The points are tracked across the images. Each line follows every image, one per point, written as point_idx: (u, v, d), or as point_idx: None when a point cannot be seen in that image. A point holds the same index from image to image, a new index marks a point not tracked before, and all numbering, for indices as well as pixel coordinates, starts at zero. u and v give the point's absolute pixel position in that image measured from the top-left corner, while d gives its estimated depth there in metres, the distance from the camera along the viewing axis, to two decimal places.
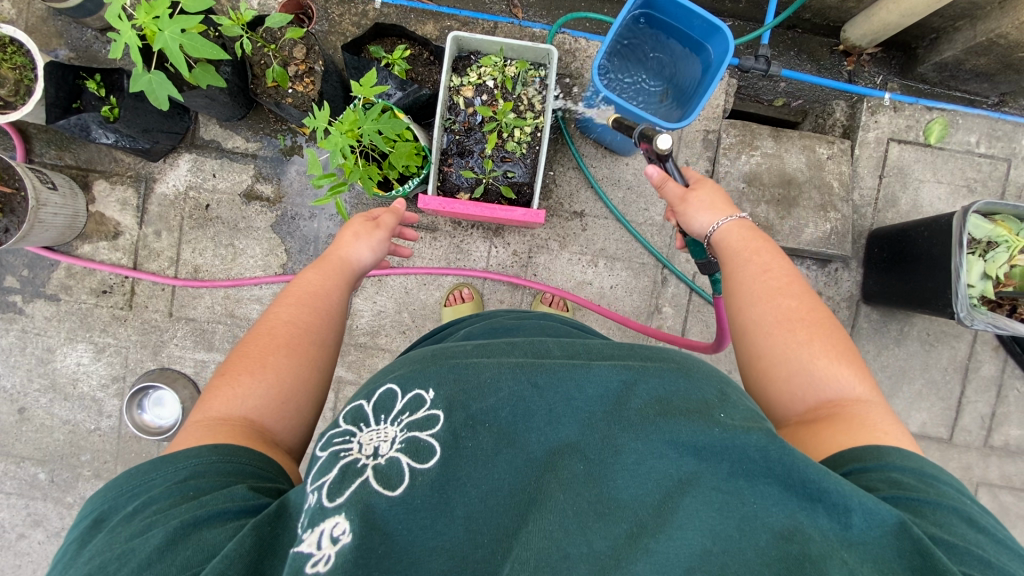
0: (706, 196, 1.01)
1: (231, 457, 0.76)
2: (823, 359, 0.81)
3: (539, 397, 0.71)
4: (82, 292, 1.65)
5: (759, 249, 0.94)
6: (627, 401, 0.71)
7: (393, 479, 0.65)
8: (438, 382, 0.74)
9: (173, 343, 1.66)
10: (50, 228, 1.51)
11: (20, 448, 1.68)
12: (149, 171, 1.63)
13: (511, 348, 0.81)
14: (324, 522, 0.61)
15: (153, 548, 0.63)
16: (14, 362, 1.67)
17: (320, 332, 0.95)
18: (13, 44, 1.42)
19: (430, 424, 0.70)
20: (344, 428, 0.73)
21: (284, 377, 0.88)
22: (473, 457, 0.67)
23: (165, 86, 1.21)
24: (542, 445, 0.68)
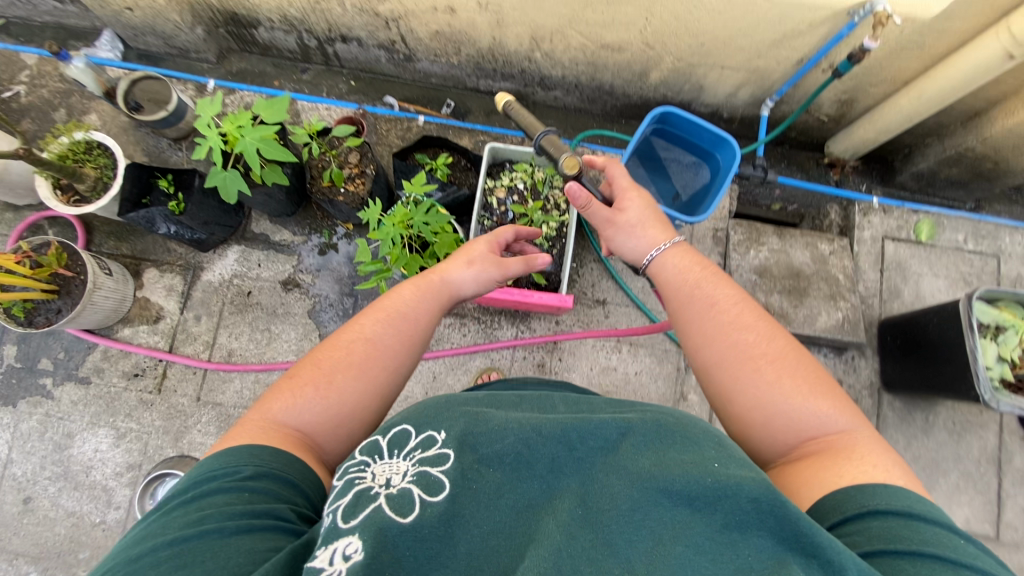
0: (634, 211, 1.07)
1: (285, 467, 0.80)
2: (792, 391, 0.84)
3: (544, 446, 0.76)
4: (114, 375, 1.67)
5: (700, 280, 1.00)
6: (625, 450, 0.76)
7: (405, 508, 0.70)
8: (450, 425, 0.80)
9: (197, 428, 1.64)
10: (98, 312, 1.58)
11: (15, 544, 1.58)
12: (197, 261, 1.74)
13: (515, 402, 0.89)
14: (338, 540, 0.67)
15: (209, 553, 0.66)
16: (32, 448, 1.63)
17: (387, 358, 0.96)
18: (99, 148, 1.60)
19: (440, 462, 0.75)
20: (360, 459, 0.80)
21: (340, 396, 0.90)
22: (473, 503, 0.72)
23: (237, 182, 1.36)
24: (531, 495, 0.73)
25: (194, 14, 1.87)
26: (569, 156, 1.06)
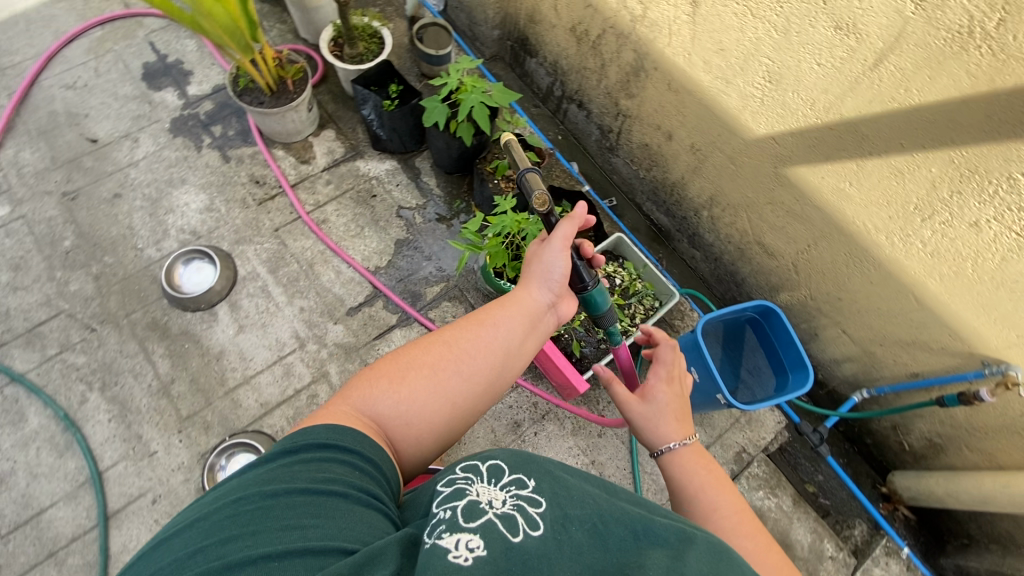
0: (656, 407, 1.12)
1: (359, 446, 0.84)
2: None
3: (615, 526, 0.69)
4: (244, 170, 1.96)
5: (712, 482, 0.99)
6: (684, 557, 0.65)
7: (513, 529, 0.68)
8: (539, 477, 0.77)
9: (255, 247, 1.85)
10: (279, 125, 1.90)
11: (82, 215, 1.86)
12: (362, 149, 2.04)
13: (584, 473, 0.83)
14: (461, 531, 0.67)
15: (332, 505, 0.71)
16: (157, 170, 1.94)
17: (468, 367, 1.01)
18: (378, 41, 2.01)
19: (535, 503, 0.72)
20: (461, 474, 0.79)
21: (416, 397, 0.96)
22: (558, 548, 0.66)
23: (440, 115, 1.64)
24: (607, 563, 0.65)
25: (504, 18, 2.36)
26: (542, 196, 1.09)
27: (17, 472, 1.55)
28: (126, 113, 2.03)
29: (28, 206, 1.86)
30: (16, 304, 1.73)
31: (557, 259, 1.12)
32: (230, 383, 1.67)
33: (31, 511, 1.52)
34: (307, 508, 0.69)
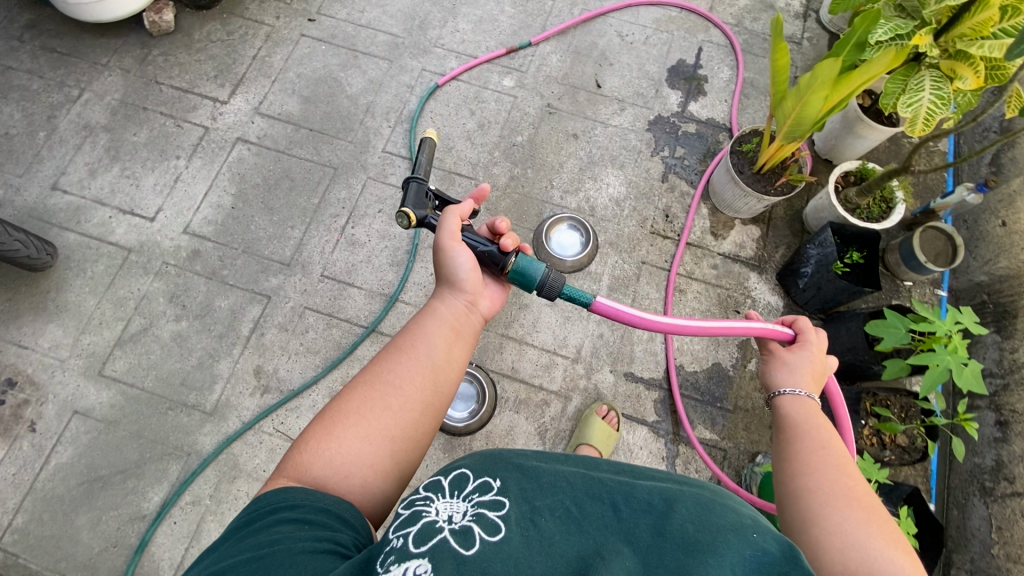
0: (801, 359, 1.17)
1: (295, 496, 0.86)
2: (861, 524, 0.84)
3: (585, 500, 0.80)
4: (667, 197, 1.98)
5: (825, 426, 1.04)
6: (664, 522, 0.77)
7: (467, 541, 0.74)
8: (506, 475, 0.86)
9: (617, 259, 1.90)
10: (733, 196, 1.84)
11: (544, 127, 2.07)
12: (766, 267, 1.89)
13: (561, 458, 0.94)
14: (410, 559, 0.72)
15: (276, 559, 0.73)
16: (614, 141, 2.06)
17: (393, 401, 1.04)
18: (886, 207, 1.76)
19: (496, 507, 0.80)
20: (425, 493, 0.86)
21: (349, 443, 0.98)
22: (524, 541, 0.74)
23: (893, 337, 1.41)
24: (582, 537, 0.75)
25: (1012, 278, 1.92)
26: (405, 211, 1.11)
27: (363, 246, 1.88)
28: (637, 82, 2.15)
29: (523, 92, 2.12)
30: (459, 147, 2.03)
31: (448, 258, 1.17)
32: (509, 332, 1.80)
33: (345, 278, 1.84)
34: (267, 564, 0.72)
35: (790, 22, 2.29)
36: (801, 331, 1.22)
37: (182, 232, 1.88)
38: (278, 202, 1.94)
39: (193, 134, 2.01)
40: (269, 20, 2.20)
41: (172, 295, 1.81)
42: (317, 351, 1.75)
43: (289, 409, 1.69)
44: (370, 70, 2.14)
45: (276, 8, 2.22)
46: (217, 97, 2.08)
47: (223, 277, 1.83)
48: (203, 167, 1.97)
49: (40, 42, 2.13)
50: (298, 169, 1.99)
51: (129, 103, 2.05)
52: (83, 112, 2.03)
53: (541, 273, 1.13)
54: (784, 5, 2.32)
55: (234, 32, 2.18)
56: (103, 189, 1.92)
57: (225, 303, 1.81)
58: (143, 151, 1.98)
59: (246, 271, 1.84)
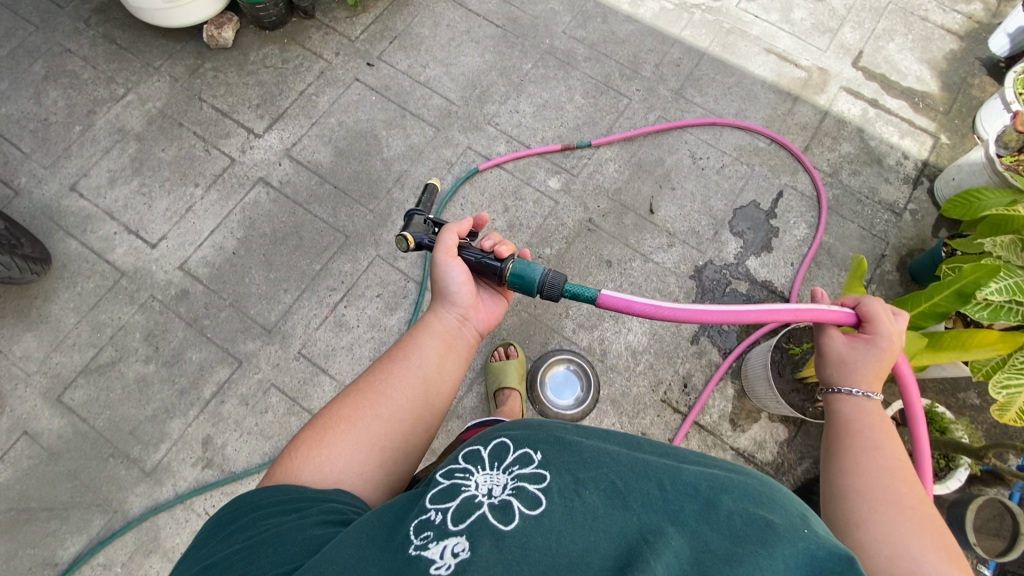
0: (861, 353, 1.03)
1: (284, 490, 0.80)
2: (912, 532, 0.78)
3: (635, 474, 0.66)
4: (691, 362, 1.74)
5: (886, 430, 0.94)
6: (720, 506, 0.63)
7: (507, 516, 0.63)
8: (546, 446, 0.71)
9: (615, 421, 1.68)
10: (763, 390, 1.57)
11: (579, 245, 1.88)
12: (782, 479, 1.62)
13: (601, 437, 0.78)
14: (449, 537, 0.62)
15: (269, 541, 0.68)
16: (650, 281, 1.83)
17: (386, 409, 1.03)
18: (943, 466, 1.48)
19: (537, 480, 0.67)
20: (461, 464, 0.73)
21: (340, 449, 0.96)
22: (568, 515, 0.62)
23: None
24: (629, 520, 0.61)
25: None
26: (403, 237, 1.17)
27: (349, 330, 1.76)
28: (695, 216, 1.92)
29: (566, 198, 1.93)
30: None
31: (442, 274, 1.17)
32: None
33: (321, 362, 1.72)
34: (258, 552, 0.67)
35: (895, 185, 1.97)
36: (865, 310, 1.06)
37: (177, 267, 1.81)
38: (280, 259, 1.83)
39: (217, 163, 1.93)
40: (327, 55, 2.09)
41: (148, 333, 1.74)
42: (269, 435, 1.64)
43: (223, 493, 1.59)
44: (413, 135, 1.99)
45: (339, 44, 2.11)
46: (252, 128, 1.99)
47: (203, 327, 1.75)
48: (218, 202, 1.89)
49: (103, 29, 2.10)
50: (310, 227, 1.87)
51: (167, 115, 1.99)
52: (122, 114, 1.99)
53: (541, 276, 1.13)
54: (894, 162, 2.00)
55: (289, 61, 2.08)
56: (116, 201, 1.88)
57: (196, 356, 1.73)
58: (165, 170, 1.92)
59: (226, 327, 1.75)
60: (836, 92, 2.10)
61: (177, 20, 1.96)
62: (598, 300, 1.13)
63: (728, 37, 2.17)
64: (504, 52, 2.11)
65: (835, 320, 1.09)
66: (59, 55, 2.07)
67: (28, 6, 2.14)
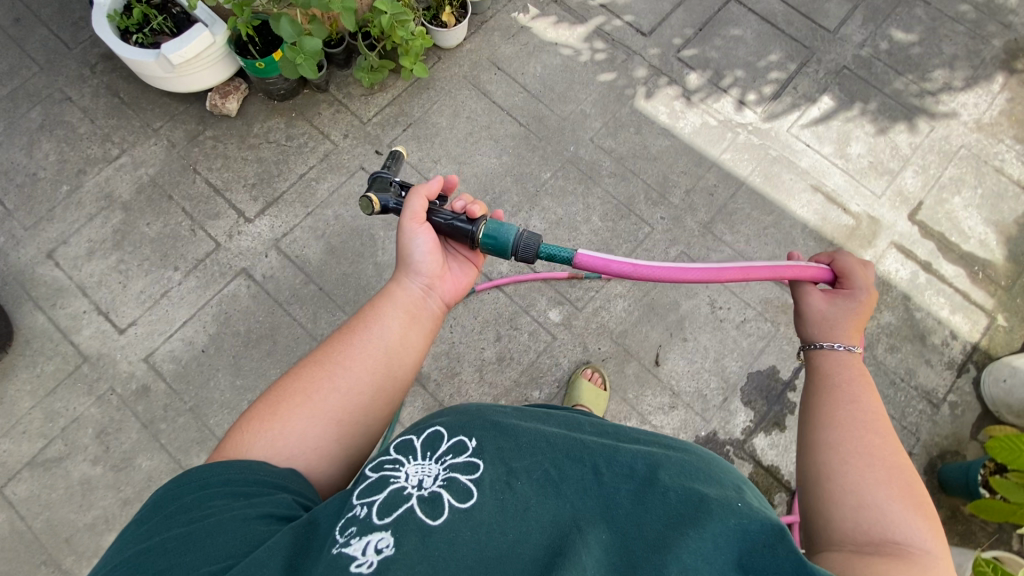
0: (840, 308, 1.03)
1: (236, 472, 0.77)
2: (878, 486, 0.78)
3: (569, 466, 0.72)
4: None
5: (865, 386, 0.92)
6: (651, 481, 0.70)
7: (435, 511, 0.67)
8: (482, 433, 0.76)
9: None
10: None
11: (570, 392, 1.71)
12: None
13: (541, 418, 0.84)
14: (372, 533, 0.65)
15: (209, 530, 0.67)
16: None
17: (345, 380, 0.93)
18: None
19: (470, 469, 0.72)
20: (391, 457, 0.77)
21: (297, 425, 0.88)
22: (500, 507, 0.68)
23: None
24: (559, 511, 0.67)
25: None
26: (368, 197, 1.05)
27: None
28: (704, 376, 1.73)
29: (565, 334, 1.77)
30: (464, 376, 1.72)
31: (409, 240, 1.06)
32: None
33: None
34: (202, 537, 0.66)
35: (936, 369, 1.75)
36: (843, 273, 1.08)
37: (141, 359, 1.71)
38: (248, 364, 1.71)
39: (201, 247, 1.82)
40: (335, 136, 1.95)
41: (101, 431, 1.64)
42: None
43: None
44: None
45: (348, 125, 1.97)
46: (243, 210, 1.86)
47: (157, 432, 1.65)
48: (194, 292, 1.77)
49: (107, 79, 2.00)
50: (285, 333, 1.74)
51: (157, 185, 1.88)
52: (112, 178, 1.88)
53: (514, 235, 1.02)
54: (939, 341, 1.78)
55: (294, 138, 1.94)
56: (90, 276, 1.77)
57: (145, 464, 1.62)
58: (146, 247, 1.81)
59: (182, 435, 1.65)
60: (886, 248, 1.87)
61: (181, 87, 1.83)
62: (576, 261, 1.06)
63: (772, 167, 1.96)
64: (523, 157, 1.96)
65: (811, 277, 1.10)
66: (59, 102, 1.97)
67: (36, 44, 2.05)
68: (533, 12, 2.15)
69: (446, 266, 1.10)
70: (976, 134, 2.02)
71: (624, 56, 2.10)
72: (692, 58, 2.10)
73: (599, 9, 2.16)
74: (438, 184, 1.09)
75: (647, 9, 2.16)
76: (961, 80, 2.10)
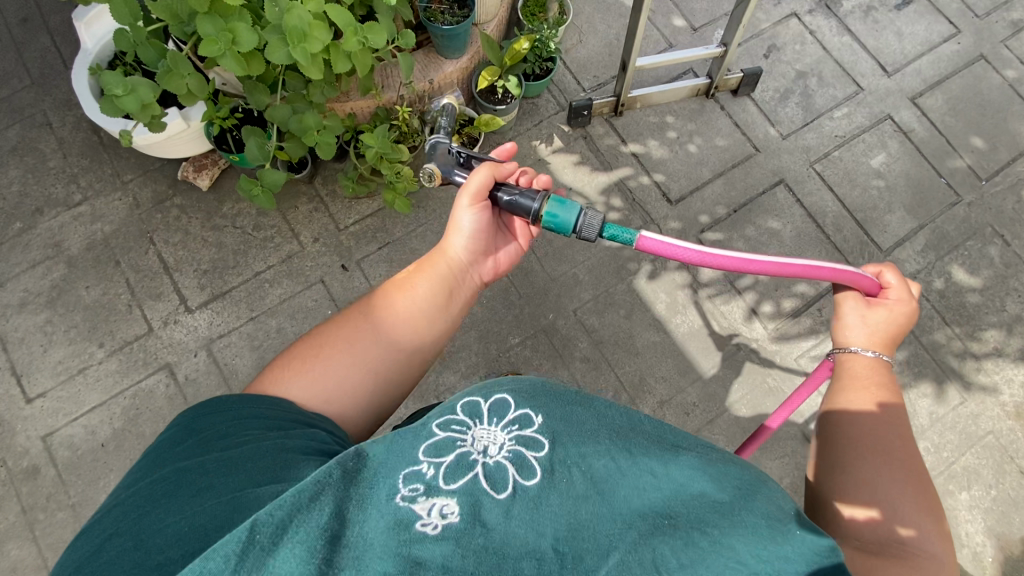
0: (881, 315, 1.04)
1: (278, 407, 0.81)
2: (899, 497, 0.80)
3: (629, 462, 0.68)
4: None
5: (901, 435, 0.89)
6: (698, 492, 0.66)
7: (499, 483, 0.66)
8: (550, 416, 0.73)
9: None
10: None
11: None
12: None
13: (610, 408, 0.78)
14: (437, 495, 0.64)
15: (242, 458, 0.69)
16: None
17: (389, 334, 0.97)
18: None
19: (535, 446, 0.69)
20: (460, 416, 0.73)
21: (335, 370, 0.91)
22: (563, 489, 0.65)
23: None
24: (612, 516, 0.63)
25: None
26: (426, 172, 1.04)
27: None
28: None
29: None
30: None
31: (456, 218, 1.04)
32: None
33: None
34: (246, 459, 0.69)
35: None
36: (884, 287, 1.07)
37: (40, 437, 1.62)
38: None
39: (132, 328, 1.70)
40: (304, 237, 1.80)
41: None
42: None
43: None
44: None
45: (322, 227, 1.81)
46: (187, 298, 1.74)
47: (33, 522, 1.57)
48: (112, 377, 1.67)
49: None
50: None
51: (108, 245, 1.76)
52: (66, 226, 1.78)
53: (578, 216, 0.92)
54: None
55: (261, 228, 1.80)
56: (15, 331, 1.69)
57: (13, 553, 1.55)
58: (78, 313, 1.71)
59: (57, 531, 1.57)
60: None
61: (154, 152, 1.64)
62: (640, 243, 0.97)
63: (763, 398, 1.74)
64: (495, 313, 1.78)
65: (859, 288, 1.06)
66: (38, 126, 1.86)
67: (35, 53, 1.93)
68: (556, 145, 1.93)
69: (494, 245, 1.10)
70: (1010, 420, 1.75)
71: (640, 221, 1.88)
72: (713, 244, 1.86)
73: (629, 158, 1.93)
74: (508, 165, 1.03)
75: (682, 172, 1.92)
76: (1014, 349, 1.81)
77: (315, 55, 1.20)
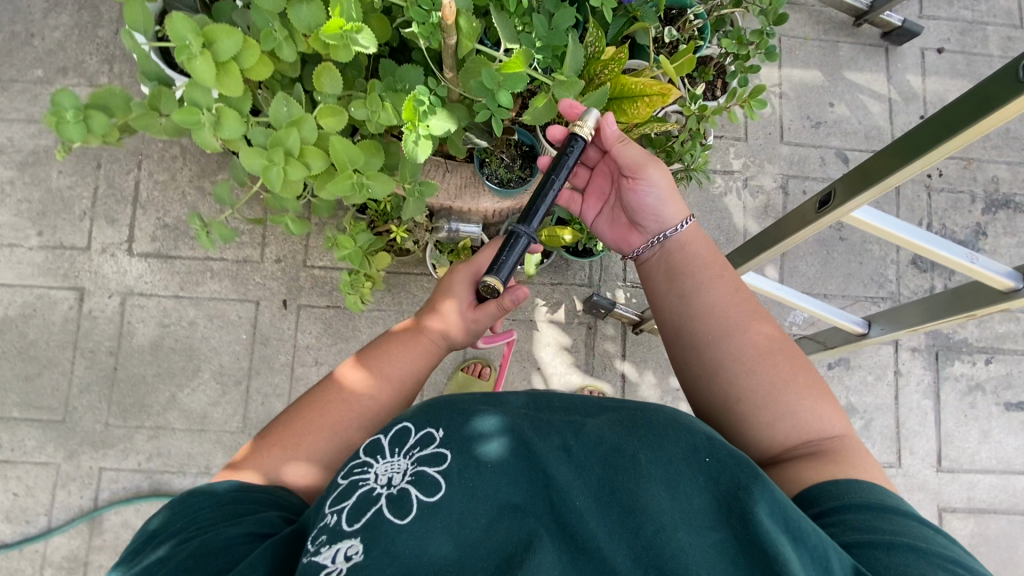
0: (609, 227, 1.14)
1: (243, 499, 0.79)
2: (778, 388, 0.82)
3: (544, 441, 0.69)
4: None
5: (715, 271, 0.95)
6: (616, 457, 0.67)
7: (400, 509, 0.65)
8: (447, 423, 0.72)
9: None
10: None
11: None
12: None
13: (504, 401, 0.76)
14: (343, 540, 0.65)
15: (206, 547, 0.69)
16: None
17: (365, 419, 0.92)
18: None
19: (437, 460, 0.68)
20: (363, 457, 0.74)
21: (318, 450, 0.89)
22: (465, 499, 0.65)
23: None
24: (528, 507, 0.64)
25: None
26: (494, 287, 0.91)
27: None
28: None
29: None
30: None
31: (458, 289, 1.04)
32: None
33: None
34: (198, 552, 0.69)
35: None
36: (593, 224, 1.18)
37: None
38: (5, 372, 1.63)
39: (74, 236, 1.67)
40: (267, 250, 1.68)
41: None
42: None
43: None
44: (218, 409, 1.63)
45: (290, 251, 1.68)
46: (134, 239, 1.67)
47: None
48: (31, 269, 1.65)
49: None
50: (52, 376, 1.63)
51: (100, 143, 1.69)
52: None
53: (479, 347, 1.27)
54: None
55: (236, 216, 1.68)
56: None
57: None
58: (39, 192, 1.67)
59: None
60: None
61: None
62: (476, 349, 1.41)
63: None
64: None
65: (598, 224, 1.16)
66: None
67: None
68: (557, 316, 1.73)
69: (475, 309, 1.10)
70: None
71: None
72: None
73: (614, 376, 1.71)
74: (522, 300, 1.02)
75: None
76: None
77: (292, 179, 1.01)
